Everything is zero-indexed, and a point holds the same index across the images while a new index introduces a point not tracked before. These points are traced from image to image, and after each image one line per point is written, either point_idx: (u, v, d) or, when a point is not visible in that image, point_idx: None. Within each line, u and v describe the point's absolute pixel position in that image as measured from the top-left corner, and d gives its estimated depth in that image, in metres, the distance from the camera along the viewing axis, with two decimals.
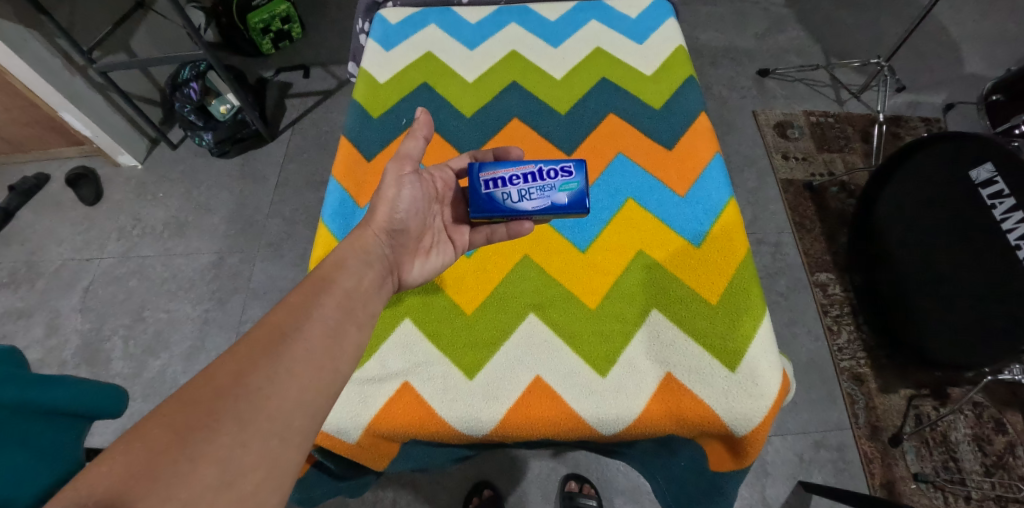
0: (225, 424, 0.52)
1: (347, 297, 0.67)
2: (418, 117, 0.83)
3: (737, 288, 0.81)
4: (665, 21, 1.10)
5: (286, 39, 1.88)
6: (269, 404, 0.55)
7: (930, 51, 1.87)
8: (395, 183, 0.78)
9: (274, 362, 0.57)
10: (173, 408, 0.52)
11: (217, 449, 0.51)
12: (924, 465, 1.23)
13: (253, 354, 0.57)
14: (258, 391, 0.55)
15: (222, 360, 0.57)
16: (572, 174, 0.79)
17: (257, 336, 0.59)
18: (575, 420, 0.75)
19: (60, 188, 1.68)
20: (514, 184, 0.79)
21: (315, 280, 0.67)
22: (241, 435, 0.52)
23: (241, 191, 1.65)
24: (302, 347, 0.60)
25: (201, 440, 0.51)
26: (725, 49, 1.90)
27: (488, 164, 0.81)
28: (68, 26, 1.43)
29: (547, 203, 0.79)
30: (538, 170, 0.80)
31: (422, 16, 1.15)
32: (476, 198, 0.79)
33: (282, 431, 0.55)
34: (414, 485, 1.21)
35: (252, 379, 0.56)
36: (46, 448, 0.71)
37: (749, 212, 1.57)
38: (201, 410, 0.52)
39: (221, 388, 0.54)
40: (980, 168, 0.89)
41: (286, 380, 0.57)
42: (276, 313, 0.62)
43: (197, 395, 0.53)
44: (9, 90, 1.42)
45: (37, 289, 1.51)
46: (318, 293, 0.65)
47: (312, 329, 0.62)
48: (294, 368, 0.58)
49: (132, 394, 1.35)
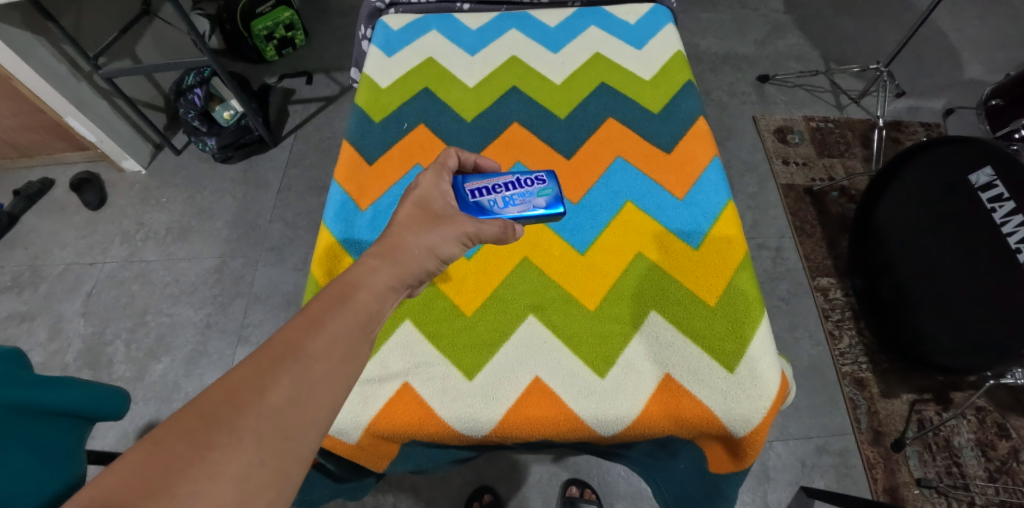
0: (244, 441, 0.47)
1: (374, 301, 0.61)
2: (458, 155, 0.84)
3: (736, 289, 0.81)
4: (664, 27, 1.11)
5: (289, 46, 1.91)
6: (291, 419, 0.50)
7: (930, 57, 1.88)
8: (444, 214, 0.73)
9: (296, 372, 0.52)
10: (192, 418, 0.48)
11: (237, 469, 0.46)
12: (927, 470, 1.22)
13: (274, 363, 0.52)
14: (281, 409, 0.50)
15: (240, 368, 0.51)
16: (546, 181, 0.83)
17: (279, 342, 0.54)
18: (575, 420, 0.75)
19: (64, 193, 1.70)
20: (498, 192, 0.80)
21: (341, 285, 0.61)
22: (261, 453, 0.48)
23: (244, 196, 1.66)
24: (326, 354, 0.54)
25: (220, 458, 0.46)
26: (724, 55, 1.91)
27: (471, 175, 0.81)
28: (74, 33, 1.45)
29: (530, 209, 0.81)
30: (515, 180, 0.83)
31: (423, 22, 1.16)
32: (464, 206, 0.78)
33: (301, 450, 0.50)
34: (414, 489, 1.21)
35: (274, 391, 0.50)
36: (49, 451, 0.71)
37: (749, 217, 1.58)
38: (220, 422, 0.48)
39: (241, 399, 0.49)
40: (980, 172, 0.89)
41: (307, 398, 0.52)
42: (296, 318, 0.56)
43: (218, 406, 0.49)
44: (20, 96, 1.45)
45: (41, 293, 1.52)
46: (345, 298, 0.59)
47: (333, 329, 0.56)
48: (318, 381, 0.53)
49: (134, 398, 1.35)
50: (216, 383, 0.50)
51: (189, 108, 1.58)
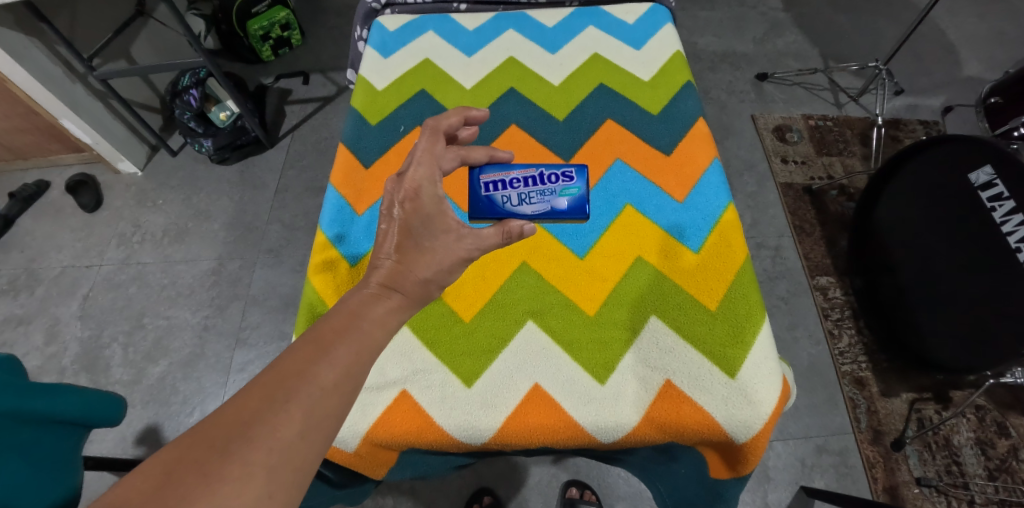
0: (253, 475, 0.47)
1: (383, 328, 0.60)
2: (423, 138, 0.77)
3: (736, 294, 0.81)
4: (663, 27, 1.10)
5: (286, 46, 1.90)
6: (299, 452, 0.50)
7: (929, 54, 1.87)
8: (449, 237, 0.69)
9: (308, 404, 0.51)
10: (199, 448, 0.47)
11: (245, 503, 0.45)
12: (927, 469, 1.22)
13: (285, 393, 0.51)
14: (292, 442, 0.49)
15: (251, 395, 0.50)
16: (573, 179, 0.84)
17: (288, 370, 0.53)
18: (574, 428, 0.74)
19: (60, 195, 1.69)
20: (514, 188, 0.83)
21: (346, 313, 0.60)
22: (270, 486, 0.47)
23: (241, 197, 1.65)
24: (338, 388, 0.54)
25: (229, 492, 0.45)
26: (723, 53, 1.90)
27: (489, 167, 0.84)
28: (69, 34, 1.43)
29: (547, 207, 0.83)
30: (539, 174, 0.83)
31: (421, 22, 1.16)
32: (476, 200, 0.83)
33: (310, 482, 0.50)
34: (413, 491, 1.20)
35: (284, 424, 0.49)
36: (46, 459, 0.71)
37: (749, 216, 1.57)
38: (230, 455, 0.47)
39: (251, 431, 0.48)
40: (978, 171, 0.89)
41: (317, 432, 0.51)
42: (303, 345, 0.55)
43: (226, 436, 0.48)
44: (13, 97, 1.43)
45: (37, 297, 1.51)
46: (353, 327, 0.59)
47: (343, 357, 0.55)
48: (328, 413, 0.52)
49: (131, 402, 1.34)
50: (224, 411, 0.49)
51: (184, 109, 1.57)
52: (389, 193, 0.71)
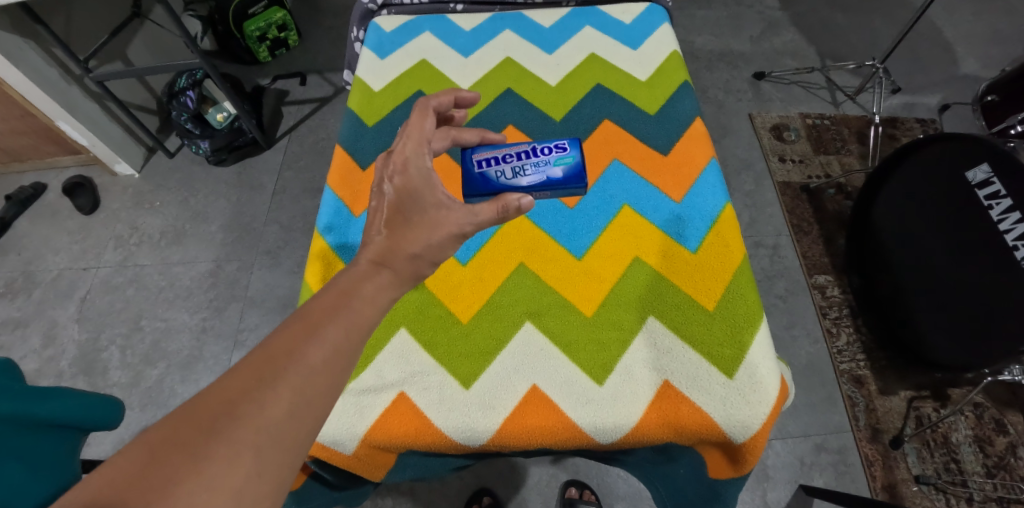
0: (241, 454, 0.46)
1: (373, 306, 0.60)
2: (413, 118, 0.76)
3: (734, 294, 0.81)
4: (659, 26, 1.11)
5: (283, 46, 1.90)
6: (288, 430, 0.49)
7: (926, 52, 1.87)
8: (439, 212, 0.68)
9: (297, 382, 0.51)
10: (185, 428, 0.47)
11: (232, 482, 0.45)
12: (926, 467, 1.22)
13: (274, 373, 0.51)
14: (281, 421, 0.49)
15: (239, 376, 0.50)
16: (567, 149, 0.84)
17: (277, 350, 0.52)
18: (573, 430, 0.74)
19: (57, 198, 1.68)
20: (507, 162, 0.83)
21: (337, 292, 0.59)
22: (257, 466, 0.47)
23: (238, 198, 1.65)
24: (328, 366, 0.54)
25: (215, 471, 0.45)
26: (720, 53, 1.90)
27: (481, 147, 0.85)
28: (64, 34, 1.43)
29: (543, 178, 0.82)
30: (531, 148, 0.84)
31: (417, 23, 1.15)
32: (469, 178, 0.82)
33: (300, 462, 0.50)
34: (413, 492, 1.20)
35: (272, 403, 0.49)
36: (45, 463, 0.71)
37: (746, 215, 1.58)
38: (215, 435, 0.47)
39: (238, 410, 0.48)
40: (976, 169, 0.91)
41: (307, 411, 0.51)
42: (294, 325, 0.55)
43: (212, 416, 0.47)
44: (10, 100, 1.43)
45: (34, 299, 1.51)
46: (344, 306, 0.58)
47: (333, 335, 0.55)
48: (319, 392, 0.52)
49: (129, 404, 1.34)
50: (210, 392, 0.49)
51: (182, 111, 1.56)
52: (379, 171, 0.73)
